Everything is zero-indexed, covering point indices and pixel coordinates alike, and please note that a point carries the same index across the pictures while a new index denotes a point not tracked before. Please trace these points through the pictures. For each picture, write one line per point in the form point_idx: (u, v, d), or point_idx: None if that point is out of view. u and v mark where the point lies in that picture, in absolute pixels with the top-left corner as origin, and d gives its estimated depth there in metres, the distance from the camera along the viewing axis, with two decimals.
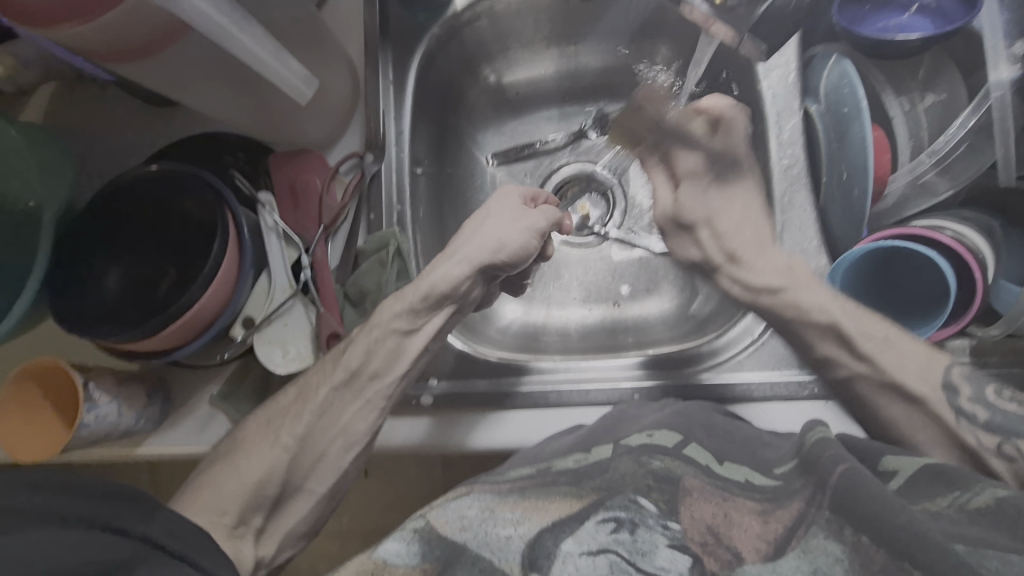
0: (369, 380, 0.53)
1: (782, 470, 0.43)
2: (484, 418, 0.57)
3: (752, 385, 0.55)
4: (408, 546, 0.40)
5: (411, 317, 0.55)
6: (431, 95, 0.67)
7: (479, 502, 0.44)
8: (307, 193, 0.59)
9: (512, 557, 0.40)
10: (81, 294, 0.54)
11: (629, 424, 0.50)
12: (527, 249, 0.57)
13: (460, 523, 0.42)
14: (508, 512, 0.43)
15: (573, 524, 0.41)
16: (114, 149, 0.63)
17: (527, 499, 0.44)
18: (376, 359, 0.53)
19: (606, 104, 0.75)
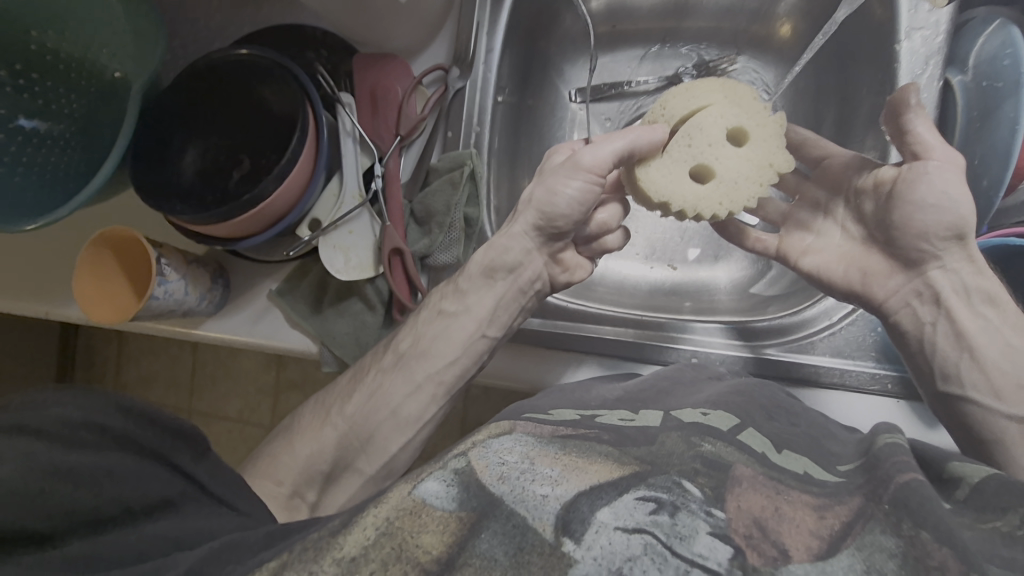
0: (444, 364, 0.56)
1: (845, 468, 0.41)
2: (534, 356, 0.58)
3: (820, 368, 0.52)
4: (449, 488, 0.35)
5: (457, 299, 0.55)
6: (527, 13, 0.63)
7: (518, 448, 0.40)
8: (387, 101, 0.57)
9: (547, 517, 0.32)
10: (160, 170, 0.55)
11: (682, 395, 0.49)
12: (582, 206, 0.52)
13: (500, 473, 0.36)
14: (547, 468, 0.37)
15: (612, 494, 0.34)
16: (202, 27, 0.63)
17: (568, 456, 0.39)
18: (429, 343, 0.56)
19: (710, 49, 0.69)
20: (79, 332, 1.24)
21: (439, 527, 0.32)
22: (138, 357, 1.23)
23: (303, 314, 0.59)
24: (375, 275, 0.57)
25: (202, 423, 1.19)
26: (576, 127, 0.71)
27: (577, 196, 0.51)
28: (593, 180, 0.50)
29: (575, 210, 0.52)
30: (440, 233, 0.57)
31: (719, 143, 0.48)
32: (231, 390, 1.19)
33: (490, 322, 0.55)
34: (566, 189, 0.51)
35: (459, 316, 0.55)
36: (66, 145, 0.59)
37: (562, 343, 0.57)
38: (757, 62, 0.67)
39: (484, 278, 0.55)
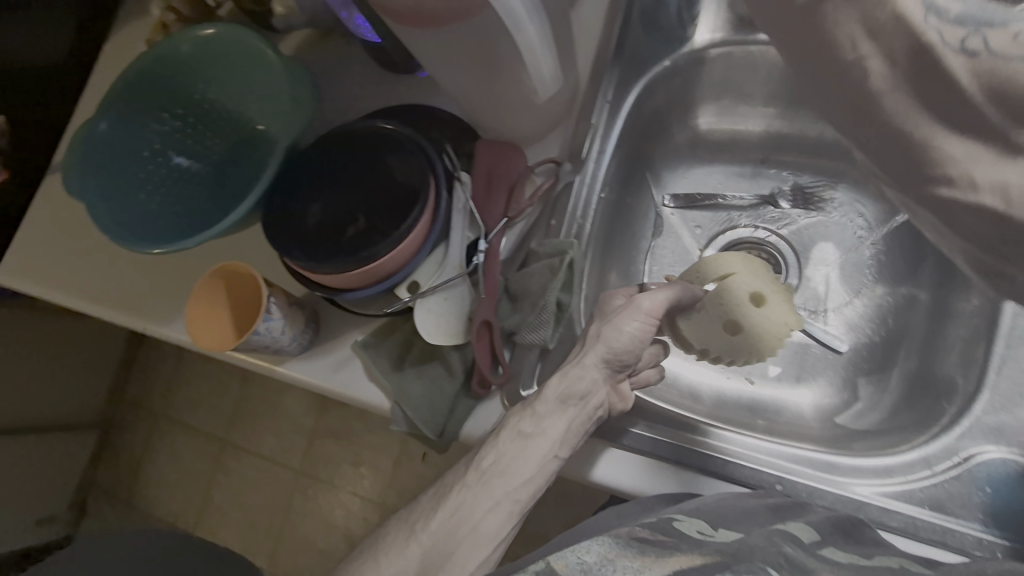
0: (502, 477, 0.47)
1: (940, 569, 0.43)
2: (605, 457, 0.54)
3: (917, 521, 0.48)
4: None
5: (534, 420, 0.49)
6: (639, 122, 0.68)
7: (596, 548, 0.38)
8: (501, 182, 0.61)
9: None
10: (289, 216, 0.60)
11: (766, 519, 0.46)
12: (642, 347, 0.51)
13: (580, 570, 0.36)
14: (631, 559, 0.37)
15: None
16: (344, 97, 0.70)
17: (647, 558, 0.38)
18: (502, 462, 0.47)
19: (810, 175, 0.71)
20: (142, 346, 1.30)
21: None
22: (190, 378, 1.26)
23: (384, 369, 0.61)
24: (462, 343, 0.59)
25: (235, 455, 1.20)
26: (667, 231, 0.73)
27: (639, 333, 0.50)
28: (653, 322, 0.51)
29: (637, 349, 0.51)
30: (533, 313, 0.58)
31: (747, 304, 0.56)
32: (268, 426, 1.20)
33: (562, 444, 0.49)
34: (627, 328, 0.50)
35: (535, 438, 0.48)
36: (203, 182, 0.66)
37: (634, 446, 0.54)
38: (855, 195, 0.69)
39: (558, 402, 0.49)
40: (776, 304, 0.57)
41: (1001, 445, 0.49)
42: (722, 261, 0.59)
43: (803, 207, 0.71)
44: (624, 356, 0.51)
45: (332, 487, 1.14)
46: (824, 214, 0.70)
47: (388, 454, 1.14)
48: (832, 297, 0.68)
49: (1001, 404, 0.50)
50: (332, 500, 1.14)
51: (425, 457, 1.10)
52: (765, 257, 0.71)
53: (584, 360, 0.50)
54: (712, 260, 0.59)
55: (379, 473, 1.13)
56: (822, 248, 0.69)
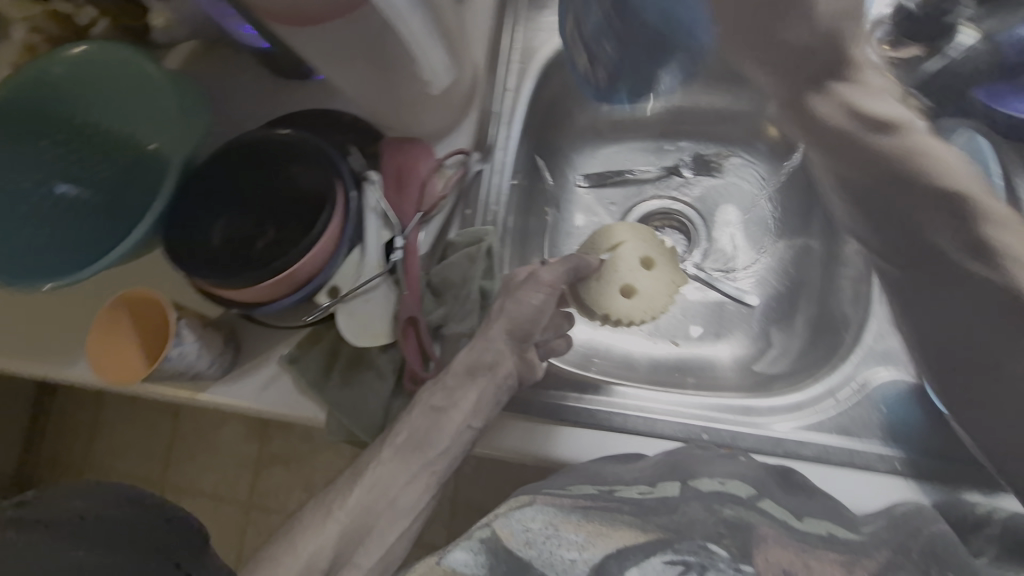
0: (421, 450, 0.51)
1: (868, 529, 0.44)
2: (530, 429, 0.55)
3: (829, 448, 0.52)
4: (476, 554, 0.39)
5: (445, 394, 0.52)
6: (541, 107, 0.69)
7: (542, 515, 0.40)
8: (411, 179, 0.61)
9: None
10: (188, 237, 0.57)
11: (695, 465, 0.48)
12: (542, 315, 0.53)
13: (526, 538, 0.39)
14: (573, 533, 0.40)
15: (639, 556, 0.39)
16: (240, 108, 0.68)
17: (592, 523, 0.40)
18: (417, 435, 0.51)
19: (707, 144, 0.75)
20: (54, 398, 1.20)
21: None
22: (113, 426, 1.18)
23: (313, 380, 0.59)
24: (389, 342, 0.59)
25: (173, 500, 1.13)
26: (583, 210, 0.76)
27: (541, 306, 0.52)
28: (553, 291, 0.53)
29: (541, 320, 0.53)
30: (456, 303, 0.59)
31: (637, 271, 0.62)
32: (206, 462, 1.14)
33: (477, 413, 0.52)
34: (531, 301, 0.52)
35: (448, 409, 0.51)
36: (94, 210, 0.61)
37: (566, 417, 0.56)
38: (748, 158, 0.74)
39: (466, 374, 0.52)
40: (643, 286, 0.63)
41: (890, 366, 0.56)
42: (608, 232, 0.63)
43: (703, 174, 0.75)
44: (525, 324, 0.52)
45: (284, 514, 1.10)
46: (723, 178, 0.75)
47: (338, 471, 1.11)
48: (738, 255, 0.72)
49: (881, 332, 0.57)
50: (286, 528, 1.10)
51: None
52: (675, 224, 0.75)
53: (488, 331, 0.52)
54: (602, 233, 0.63)
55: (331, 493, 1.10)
56: (725, 210, 0.74)
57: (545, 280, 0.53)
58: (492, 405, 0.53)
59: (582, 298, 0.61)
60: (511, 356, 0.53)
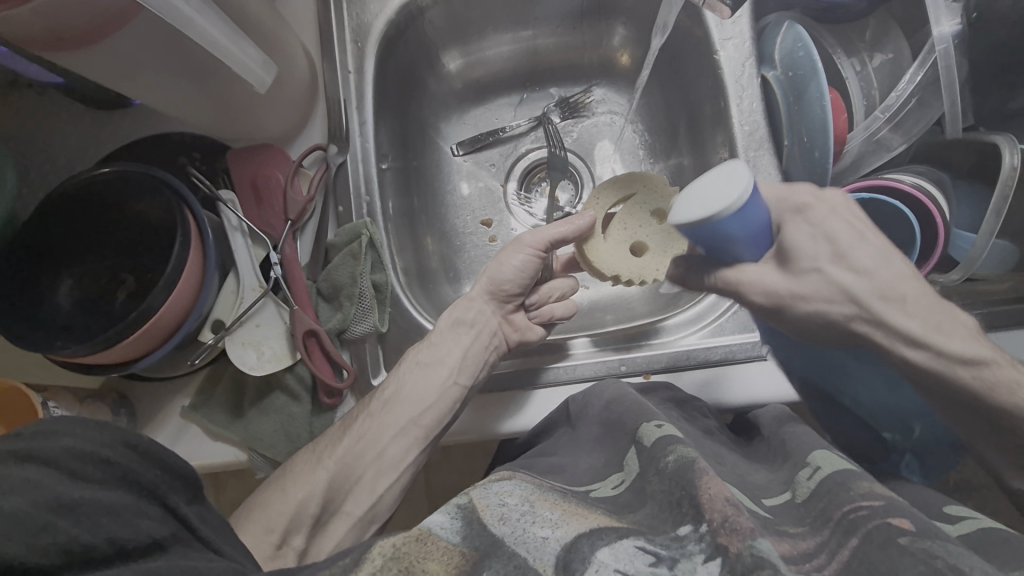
0: (399, 407, 0.55)
1: (771, 502, 0.40)
2: (491, 403, 0.57)
3: (733, 347, 0.55)
4: (453, 519, 0.34)
5: (431, 350, 0.57)
6: (392, 83, 0.66)
7: (519, 491, 0.40)
8: (270, 189, 0.57)
9: (547, 556, 0.32)
10: (31, 307, 0.50)
11: (630, 403, 0.48)
12: (526, 274, 0.59)
13: (500, 512, 0.36)
14: (547, 511, 0.37)
15: (612, 536, 0.35)
16: (57, 153, 0.60)
17: (567, 502, 0.40)
18: (405, 390, 0.55)
19: (567, 86, 0.75)
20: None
21: (444, 557, 0.32)
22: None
23: (223, 422, 0.55)
24: (293, 362, 0.55)
25: None
26: (464, 177, 0.74)
27: (520, 267, 0.59)
28: (535, 253, 0.59)
29: (522, 278, 0.59)
30: (351, 304, 0.56)
31: (646, 222, 0.59)
32: None
33: (460, 369, 0.56)
34: (511, 262, 0.59)
35: (432, 365, 0.56)
36: None
37: (510, 382, 0.58)
38: (609, 90, 0.75)
39: (451, 329, 0.58)
40: (656, 244, 0.57)
41: None
42: (639, 177, 0.59)
43: (571, 116, 0.75)
44: (505, 284, 0.59)
45: None
46: (591, 116, 0.75)
47: None
48: None
49: None
50: None
51: None
52: None
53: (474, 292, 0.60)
54: (613, 180, 0.60)
55: None
56: (601, 147, 0.75)
57: (524, 242, 0.59)
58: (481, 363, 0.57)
59: (588, 258, 0.59)
60: (495, 316, 0.60)
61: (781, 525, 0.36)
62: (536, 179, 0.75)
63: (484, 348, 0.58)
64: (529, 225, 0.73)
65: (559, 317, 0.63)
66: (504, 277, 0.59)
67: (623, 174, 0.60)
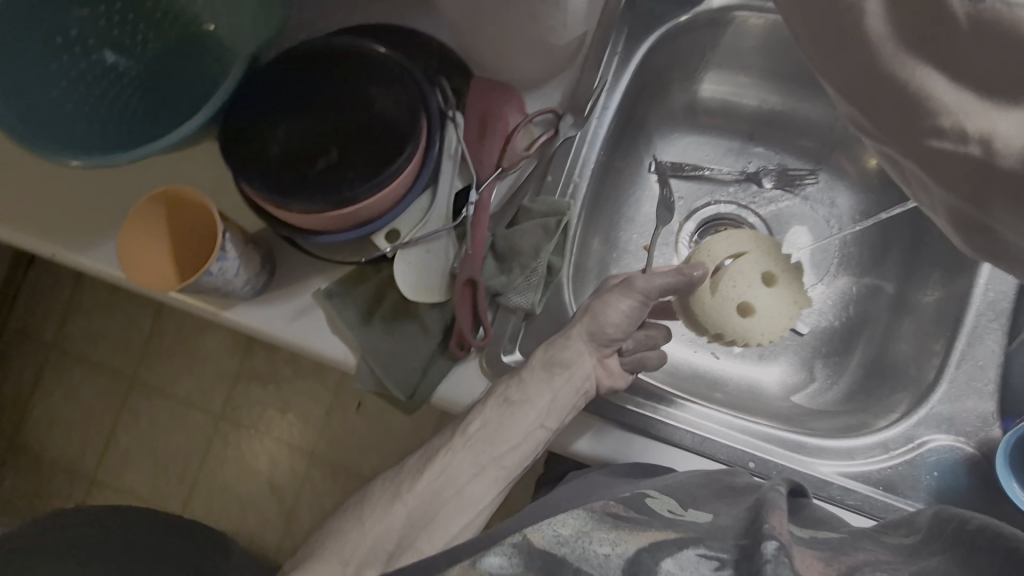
0: (487, 444, 0.48)
1: (892, 539, 0.43)
2: (589, 426, 0.55)
3: (873, 501, 0.50)
4: (510, 559, 0.36)
5: (522, 388, 0.50)
6: (641, 81, 0.64)
7: (571, 521, 0.39)
8: (496, 130, 0.56)
9: (611, 573, 0.35)
10: (250, 136, 0.51)
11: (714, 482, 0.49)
12: (629, 320, 0.52)
13: (557, 539, 0.37)
14: (603, 531, 0.38)
15: (673, 546, 0.38)
16: (318, 4, 0.60)
17: (622, 530, 0.39)
18: (490, 425, 0.49)
19: (794, 157, 0.71)
20: (27, 273, 1.18)
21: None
22: (90, 311, 1.16)
23: (351, 322, 0.56)
24: (440, 300, 0.55)
25: (144, 396, 1.13)
26: (651, 198, 0.71)
27: (629, 314, 0.51)
28: (639, 299, 0.52)
29: (628, 325, 0.52)
30: (521, 275, 0.54)
31: (756, 286, 0.55)
32: (186, 368, 1.12)
33: (549, 414, 0.50)
34: (620, 310, 0.51)
35: (521, 406, 0.49)
36: (137, 88, 0.54)
37: (625, 421, 0.54)
38: (835, 180, 0.70)
39: (544, 369, 0.51)
40: (764, 308, 0.55)
41: (951, 434, 0.52)
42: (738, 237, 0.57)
43: (783, 188, 0.71)
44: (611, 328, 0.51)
45: (256, 432, 1.09)
46: (801, 197, 0.71)
47: (320, 403, 1.08)
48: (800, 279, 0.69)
49: (952, 395, 0.53)
50: (255, 446, 1.08)
51: (361, 407, 1.07)
52: None
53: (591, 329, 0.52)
54: (720, 237, 0.58)
55: (309, 423, 1.08)
56: (796, 232, 0.71)
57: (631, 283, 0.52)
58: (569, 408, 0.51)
59: (692, 312, 0.57)
60: (591, 358, 0.52)
61: (854, 547, 0.41)
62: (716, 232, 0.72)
63: (574, 392, 0.51)
64: None
65: (649, 367, 0.57)
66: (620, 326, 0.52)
67: (720, 235, 0.58)
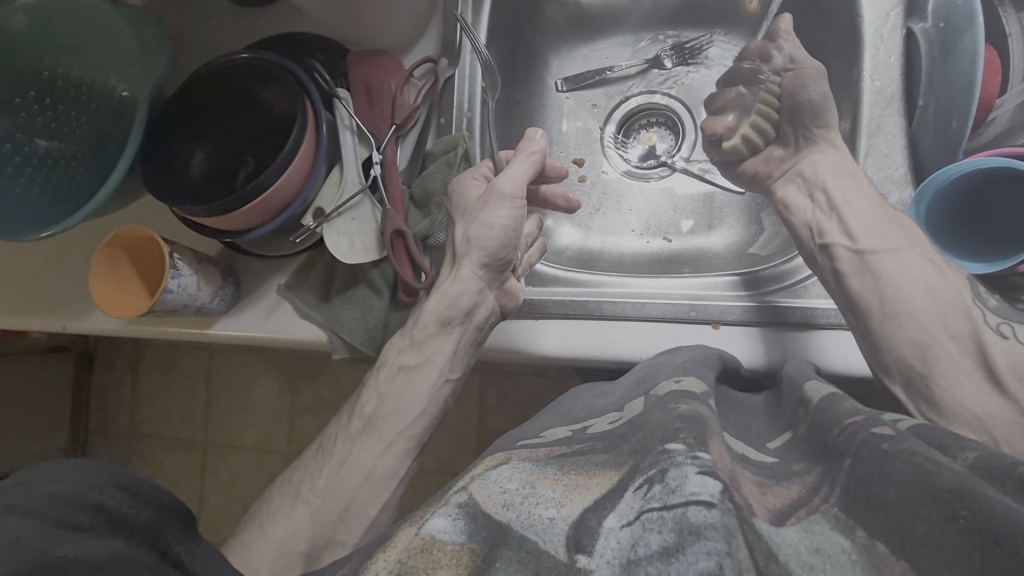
0: (411, 408, 0.57)
1: (777, 445, 0.40)
2: (534, 325, 0.59)
3: (816, 311, 0.53)
4: (456, 521, 0.32)
5: (416, 351, 0.57)
6: (508, 8, 0.67)
7: (517, 475, 0.36)
8: (381, 92, 0.60)
9: (558, 538, 0.29)
10: (170, 170, 0.57)
11: (658, 376, 0.45)
12: (510, 230, 0.56)
13: (503, 500, 0.33)
14: (549, 490, 0.34)
15: (613, 499, 0.31)
16: (205, 42, 0.66)
17: (568, 475, 0.36)
18: (390, 402, 0.57)
19: (686, 30, 0.72)
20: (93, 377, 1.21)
21: (453, 561, 0.30)
22: (149, 396, 1.17)
23: (312, 303, 0.61)
24: (380, 259, 0.59)
25: (220, 455, 1.12)
26: (565, 115, 0.74)
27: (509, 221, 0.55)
28: (517, 205, 0.56)
29: (511, 239, 0.56)
30: (440, 212, 0.60)
31: None
32: (245, 421, 1.11)
33: (449, 367, 0.58)
34: (497, 218, 0.55)
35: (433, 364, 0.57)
36: (77, 162, 0.60)
37: (558, 310, 0.58)
38: (731, 37, 0.71)
39: (439, 326, 0.56)
40: None
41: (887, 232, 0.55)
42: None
43: (685, 62, 0.72)
44: (499, 252, 0.55)
45: None
46: (705, 64, 0.72)
47: None
48: None
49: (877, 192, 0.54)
50: None
51: None
52: (660, 120, 0.74)
53: (460, 273, 0.56)
54: None
55: None
56: None
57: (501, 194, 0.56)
58: (461, 351, 0.58)
59: None
60: (488, 292, 0.57)
61: (788, 467, 0.36)
62: (637, 125, 0.74)
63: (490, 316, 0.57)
64: (621, 170, 0.73)
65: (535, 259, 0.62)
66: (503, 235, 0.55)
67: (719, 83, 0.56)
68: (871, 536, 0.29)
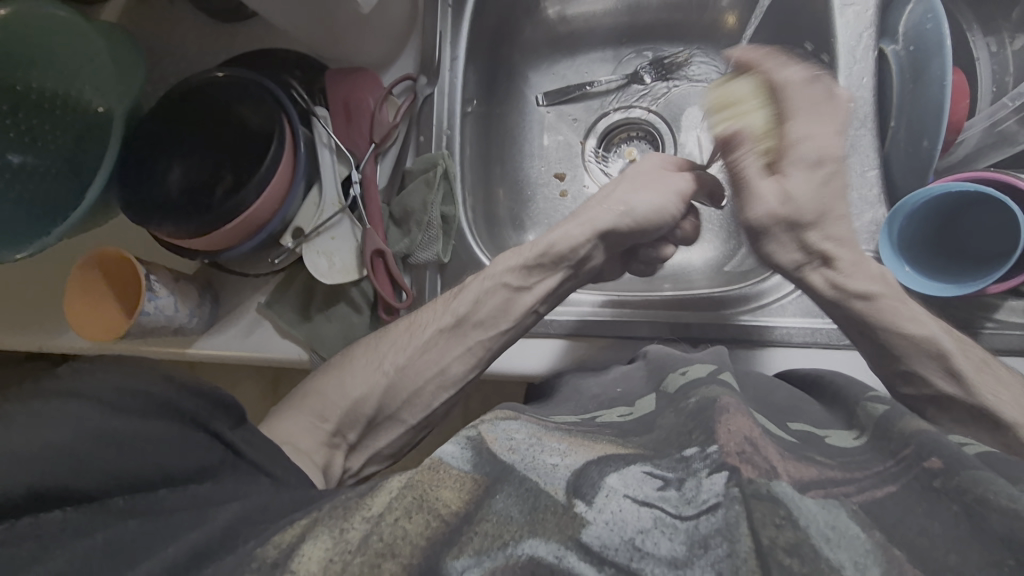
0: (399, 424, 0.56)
1: (796, 425, 0.41)
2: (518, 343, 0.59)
3: (793, 329, 0.55)
4: (463, 448, 0.36)
5: (523, 274, 0.55)
6: (488, 25, 0.67)
7: (526, 428, 0.40)
8: (359, 110, 0.60)
9: (559, 481, 0.33)
10: (145, 186, 0.56)
11: (668, 365, 0.48)
12: (662, 209, 0.55)
13: (509, 444, 0.37)
14: (555, 442, 0.37)
15: (620, 463, 0.35)
16: (180, 57, 0.65)
17: (575, 436, 0.39)
18: (484, 309, 0.55)
19: (666, 46, 0.73)
20: None
21: (457, 484, 0.33)
22: None
23: (291, 322, 0.60)
24: (360, 277, 0.59)
25: None
26: (546, 129, 0.74)
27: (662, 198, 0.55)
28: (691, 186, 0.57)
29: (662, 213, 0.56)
30: (420, 231, 0.60)
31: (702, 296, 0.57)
32: None
33: (542, 298, 0.56)
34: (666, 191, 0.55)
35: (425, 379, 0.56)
36: (49, 177, 0.58)
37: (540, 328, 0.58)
38: (709, 54, 0.72)
39: (542, 264, 0.55)
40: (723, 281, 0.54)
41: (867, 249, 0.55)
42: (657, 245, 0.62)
43: (664, 78, 0.73)
44: (644, 228, 0.56)
45: None
46: (684, 79, 0.73)
47: None
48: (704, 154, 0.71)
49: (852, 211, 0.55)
50: None
51: None
52: (640, 134, 0.74)
53: (591, 220, 0.55)
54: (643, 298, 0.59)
55: None
56: (689, 113, 0.72)
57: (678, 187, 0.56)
58: (558, 295, 0.57)
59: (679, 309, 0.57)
60: (597, 251, 0.57)
61: (807, 449, 0.37)
62: (617, 140, 0.74)
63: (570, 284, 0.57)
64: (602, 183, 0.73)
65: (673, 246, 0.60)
66: (636, 214, 0.55)
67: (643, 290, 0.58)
68: (888, 537, 0.29)
